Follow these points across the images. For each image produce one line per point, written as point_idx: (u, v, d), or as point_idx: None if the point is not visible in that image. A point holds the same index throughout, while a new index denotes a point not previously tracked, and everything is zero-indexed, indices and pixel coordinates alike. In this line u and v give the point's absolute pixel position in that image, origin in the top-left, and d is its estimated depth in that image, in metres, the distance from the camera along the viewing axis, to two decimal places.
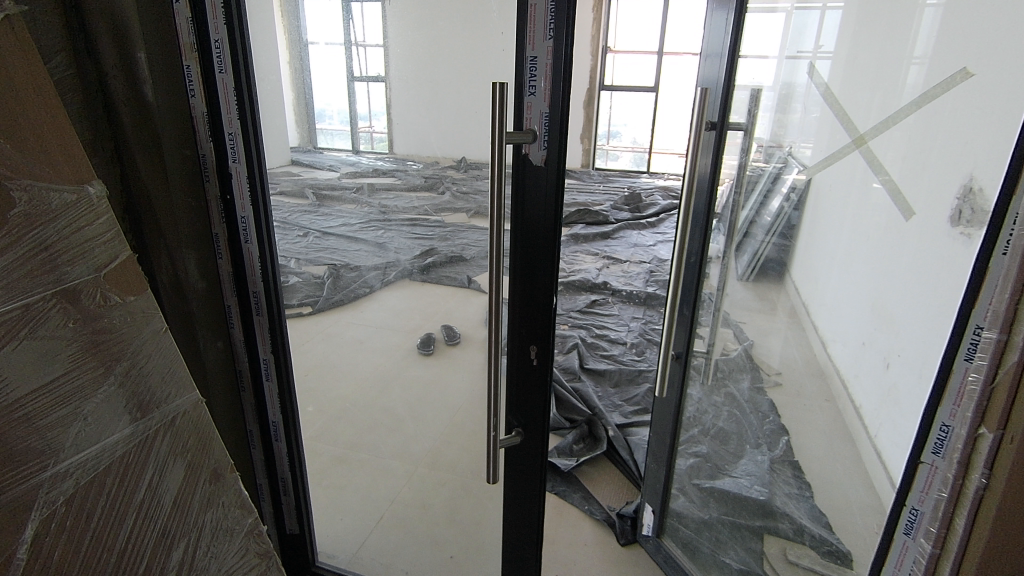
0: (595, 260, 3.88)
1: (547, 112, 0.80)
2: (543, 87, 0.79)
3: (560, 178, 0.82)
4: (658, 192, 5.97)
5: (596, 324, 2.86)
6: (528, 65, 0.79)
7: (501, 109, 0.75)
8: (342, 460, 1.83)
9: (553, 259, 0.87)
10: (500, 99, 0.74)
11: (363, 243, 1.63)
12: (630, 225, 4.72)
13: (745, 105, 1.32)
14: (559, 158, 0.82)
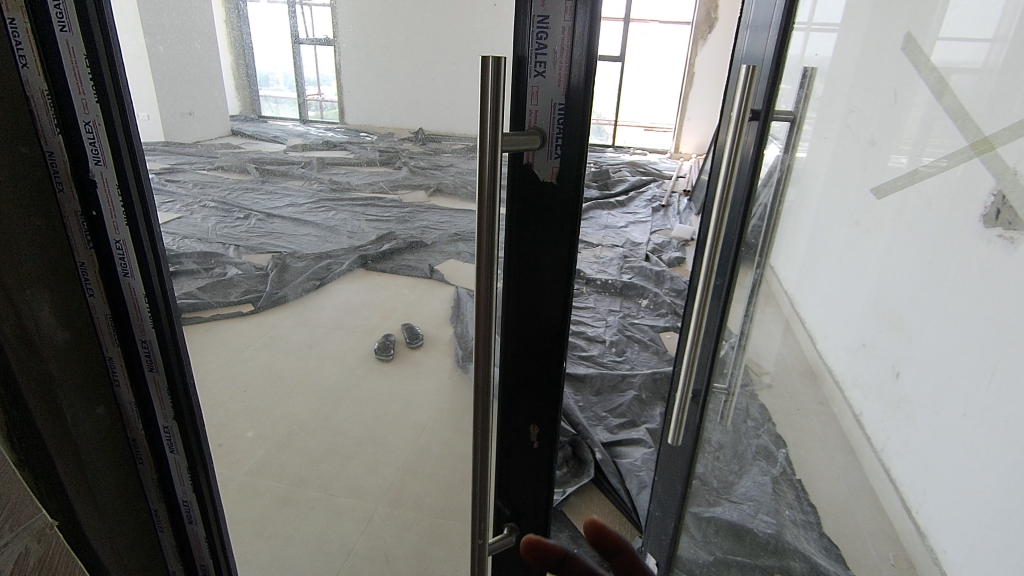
0: None
1: (564, 101, 0.56)
2: (562, 59, 0.54)
3: (576, 198, 0.59)
4: (626, 168, 5.76)
5: (571, 320, 2.64)
6: (533, 26, 0.53)
7: (496, 101, 0.48)
8: (290, 498, 1.56)
9: (566, 304, 0.64)
10: (493, 84, 0.47)
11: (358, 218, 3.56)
12: (598, 204, 4.50)
13: (795, 87, 0.86)
14: (580, 168, 0.59)
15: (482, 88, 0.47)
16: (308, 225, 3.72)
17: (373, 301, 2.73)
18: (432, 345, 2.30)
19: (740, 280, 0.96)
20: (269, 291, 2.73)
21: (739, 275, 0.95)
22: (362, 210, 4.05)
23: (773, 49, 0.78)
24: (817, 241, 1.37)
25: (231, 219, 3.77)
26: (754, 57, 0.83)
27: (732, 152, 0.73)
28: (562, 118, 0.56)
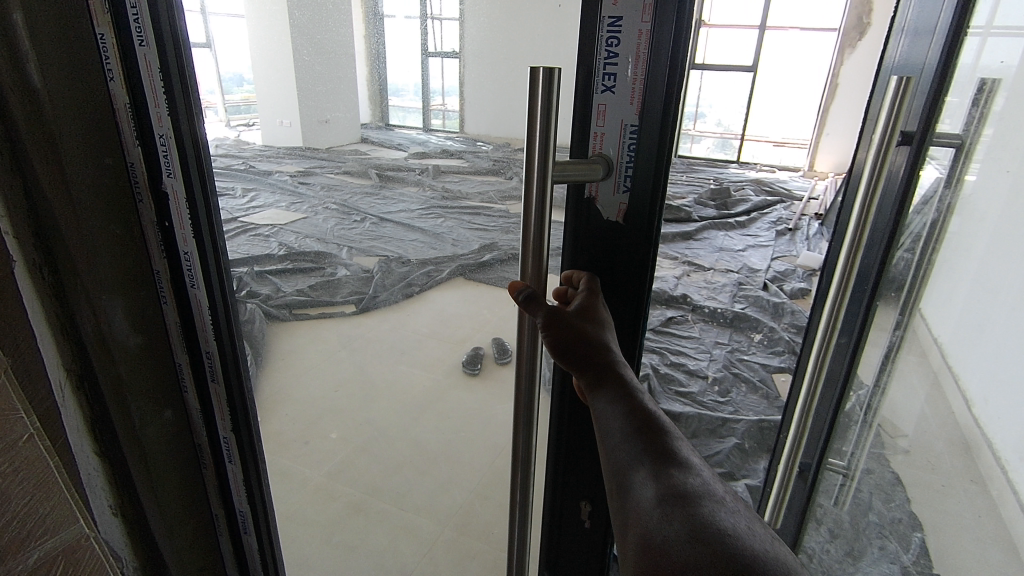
0: (674, 265, 3.43)
1: (638, 119, 0.61)
2: (637, 75, 0.60)
3: (648, 221, 0.67)
4: (749, 186, 5.35)
5: (672, 349, 2.45)
6: (604, 42, 0.60)
7: (546, 118, 0.47)
8: (361, 503, 1.56)
9: (634, 326, 0.74)
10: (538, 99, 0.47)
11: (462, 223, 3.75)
12: (715, 224, 4.20)
13: (966, 103, 0.67)
14: (655, 190, 0.65)
15: (530, 98, 0.47)
16: (417, 231, 3.85)
17: (468, 312, 2.74)
18: None
19: (877, 321, 0.74)
20: (372, 293, 2.83)
21: (877, 313, 0.72)
22: (470, 219, 4.12)
23: (942, 50, 0.59)
24: (980, 289, 1.13)
25: (349, 222, 4.01)
26: (913, 62, 0.65)
27: (880, 160, 0.63)
28: (636, 134, 0.62)
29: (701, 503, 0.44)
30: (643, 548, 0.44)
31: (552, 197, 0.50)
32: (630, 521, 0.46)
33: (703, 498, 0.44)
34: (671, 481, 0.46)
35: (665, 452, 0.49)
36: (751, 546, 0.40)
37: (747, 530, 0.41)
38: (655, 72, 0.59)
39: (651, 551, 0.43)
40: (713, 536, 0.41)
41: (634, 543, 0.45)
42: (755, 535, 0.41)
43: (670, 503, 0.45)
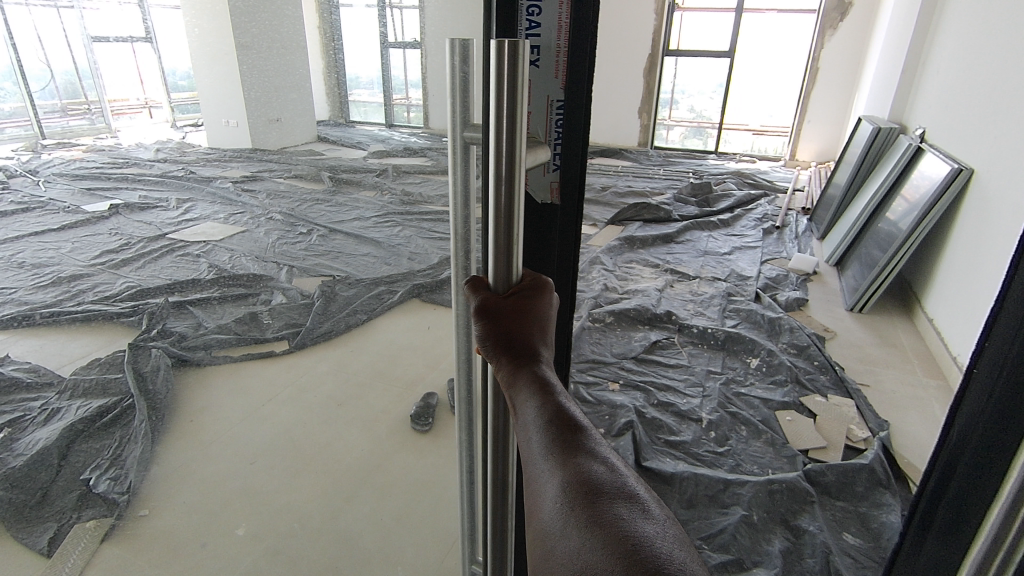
0: (656, 274, 3.08)
1: (563, 94, 0.75)
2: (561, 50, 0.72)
3: (576, 185, 0.85)
4: (731, 178, 5.05)
5: (657, 384, 2.09)
6: (525, 12, 0.68)
7: (512, 80, 0.50)
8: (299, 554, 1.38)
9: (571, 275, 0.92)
10: (510, 88, 0.50)
11: (423, 249, 3.36)
12: (698, 223, 3.87)
13: None
14: (568, 168, 0.83)
15: (499, 71, 0.49)
16: (369, 243, 3.44)
17: (422, 345, 2.36)
18: None
19: None
20: (307, 326, 2.41)
21: None
22: (430, 228, 3.76)
23: None
24: None
25: (293, 234, 3.58)
26: None
27: None
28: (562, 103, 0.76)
29: (603, 493, 0.40)
30: (542, 535, 0.40)
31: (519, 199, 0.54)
32: (535, 511, 0.43)
33: (611, 491, 0.40)
34: (576, 471, 0.43)
35: (578, 444, 0.45)
36: (650, 534, 0.36)
37: (644, 522, 0.37)
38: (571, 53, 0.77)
39: (548, 544, 0.40)
40: (611, 521, 0.38)
41: (537, 536, 0.42)
42: (657, 528, 0.37)
43: (572, 490, 0.41)
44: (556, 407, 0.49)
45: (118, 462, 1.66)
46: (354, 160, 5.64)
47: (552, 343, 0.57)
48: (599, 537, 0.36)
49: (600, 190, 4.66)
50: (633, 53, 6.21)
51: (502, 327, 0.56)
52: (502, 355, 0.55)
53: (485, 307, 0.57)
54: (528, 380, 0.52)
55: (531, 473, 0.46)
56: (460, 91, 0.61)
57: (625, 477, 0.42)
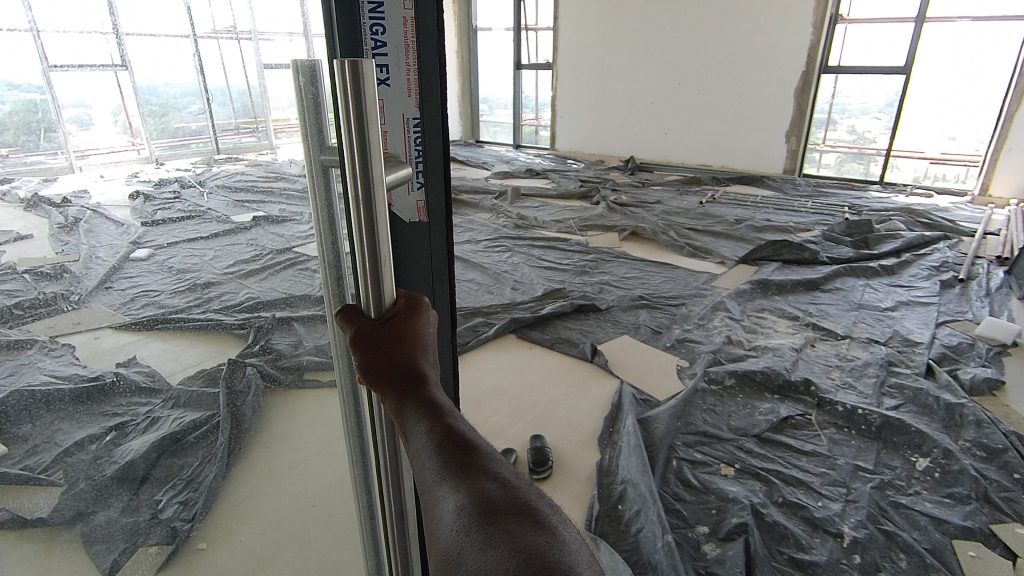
0: (794, 329, 2.61)
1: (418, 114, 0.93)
2: (410, 73, 0.89)
3: (437, 200, 1.06)
4: (900, 215, 4.28)
5: (786, 477, 1.69)
6: (371, 31, 0.76)
7: (358, 104, 0.48)
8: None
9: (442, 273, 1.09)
10: (356, 108, 0.48)
11: (528, 278, 3.19)
12: (852, 268, 3.28)
13: None
14: (437, 181, 1.05)
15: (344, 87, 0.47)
16: (476, 269, 3.36)
17: (509, 390, 2.16)
18: (558, 487, 1.67)
19: None
20: None
21: None
22: (540, 255, 3.59)
23: None
24: None
25: None
26: None
27: None
28: (418, 121, 0.94)
29: (498, 511, 0.47)
30: (443, 558, 0.46)
31: (377, 216, 0.53)
32: (435, 530, 0.49)
33: (506, 511, 0.47)
34: (473, 492, 0.49)
35: (471, 465, 0.52)
36: (541, 547, 0.44)
37: (535, 535, 0.45)
38: (422, 73, 0.94)
39: (451, 563, 0.45)
40: (505, 538, 0.45)
41: (438, 555, 0.47)
42: (541, 533, 0.46)
43: (471, 514, 0.47)
44: (446, 431, 0.54)
45: (193, 484, 1.62)
46: (477, 180, 5.67)
47: (431, 361, 0.62)
48: (497, 557, 0.43)
49: (733, 222, 4.17)
50: (784, 71, 5.57)
51: (377, 353, 0.58)
52: (386, 383, 0.58)
53: (360, 335, 0.57)
54: (415, 406, 0.56)
55: (430, 497, 0.51)
56: (309, 110, 0.65)
57: (516, 491, 0.50)
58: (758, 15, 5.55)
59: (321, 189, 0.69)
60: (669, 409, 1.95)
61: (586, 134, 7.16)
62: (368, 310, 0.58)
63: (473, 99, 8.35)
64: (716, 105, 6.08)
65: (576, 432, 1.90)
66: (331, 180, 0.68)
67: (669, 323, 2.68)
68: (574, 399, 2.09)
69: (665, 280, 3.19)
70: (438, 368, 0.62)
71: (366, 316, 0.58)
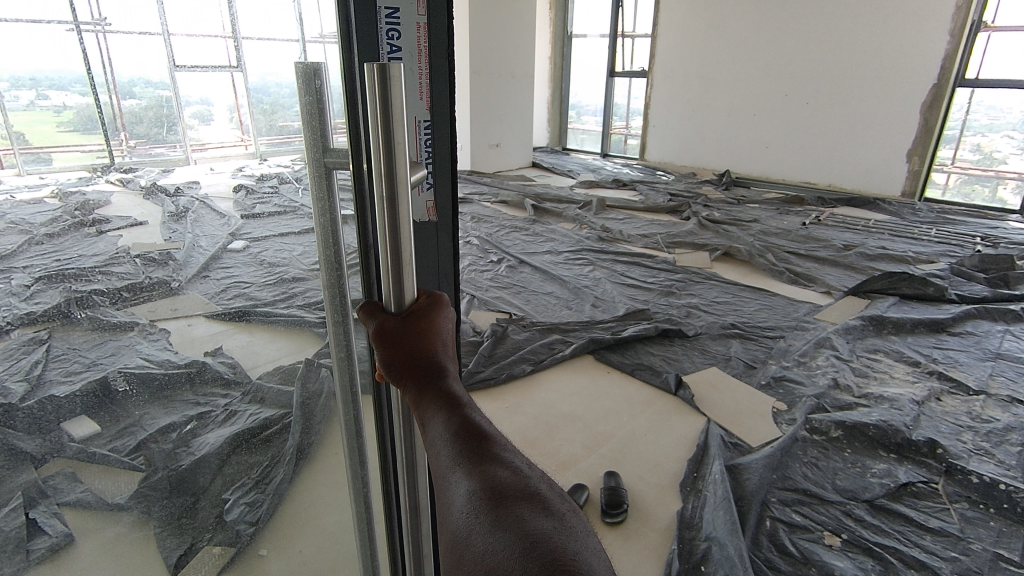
0: (914, 377, 2.29)
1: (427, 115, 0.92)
2: (422, 78, 0.88)
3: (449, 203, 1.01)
4: None
5: (906, 557, 1.44)
6: (386, 35, 0.77)
7: (382, 106, 0.51)
8: None
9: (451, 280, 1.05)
10: (381, 109, 0.51)
11: (609, 296, 3.03)
12: (988, 311, 2.85)
13: None
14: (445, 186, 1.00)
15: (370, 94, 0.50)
16: (555, 282, 3.24)
17: (581, 416, 2.03)
18: (635, 534, 1.51)
19: None
20: (470, 368, 2.26)
21: None
22: (623, 271, 3.42)
23: None
24: None
25: (484, 262, 3.57)
26: None
27: None
28: (429, 123, 0.92)
29: (508, 496, 0.46)
30: (453, 543, 0.46)
31: (398, 217, 0.56)
32: (447, 516, 0.48)
33: (515, 495, 0.46)
34: (484, 478, 0.48)
35: (485, 453, 0.51)
36: (547, 533, 0.43)
37: (542, 521, 0.44)
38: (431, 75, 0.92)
39: (459, 547, 0.45)
40: (512, 523, 0.44)
41: (448, 540, 0.47)
42: (549, 522, 0.44)
43: (481, 498, 0.46)
44: (462, 421, 0.53)
45: (260, 485, 1.61)
46: (562, 189, 5.55)
47: (452, 352, 0.62)
48: (505, 541, 0.42)
49: (841, 247, 3.79)
50: (909, 82, 5.06)
51: (398, 343, 0.59)
52: (404, 372, 0.58)
53: (381, 325, 0.59)
54: (433, 397, 0.56)
55: (443, 484, 0.50)
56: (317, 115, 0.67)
57: (528, 478, 0.49)
58: (882, 22, 5.08)
59: (322, 191, 0.71)
60: (763, 459, 1.74)
61: (678, 145, 6.87)
62: (391, 302, 0.59)
63: (563, 106, 8.26)
64: (825, 119, 5.61)
65: (650, 468, 1.76)
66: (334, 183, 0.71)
67: (765, 358, 2.43)
68: (651, 431, 1.94)
69: (760, 309, 2.92)
70: (459, 361, 0.62)
71: (387, 309, 0.61)
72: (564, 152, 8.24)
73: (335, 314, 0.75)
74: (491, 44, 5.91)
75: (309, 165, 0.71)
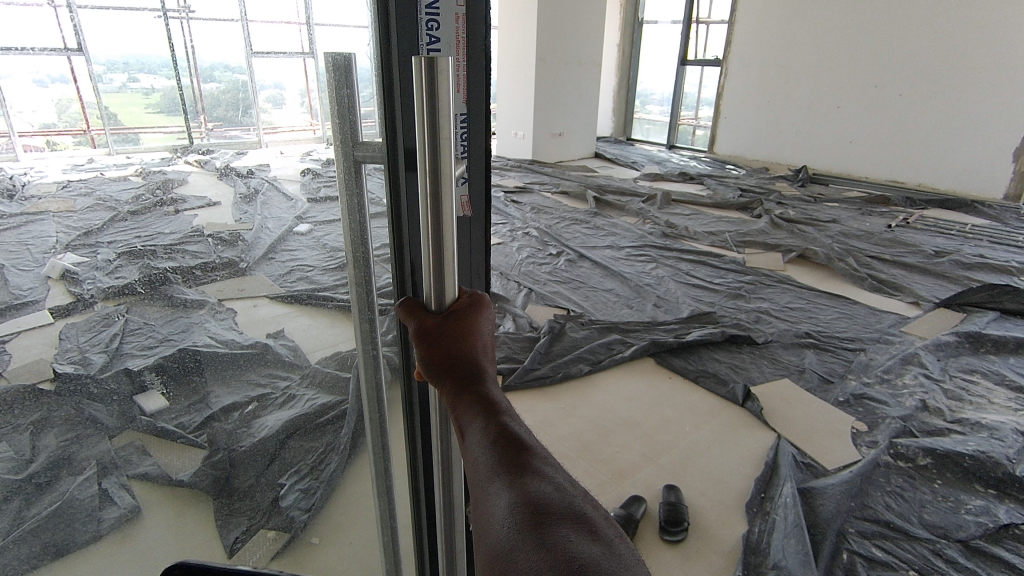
0: (1018, 403, 2.06)
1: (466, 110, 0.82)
2: (460, 69, 0.79)
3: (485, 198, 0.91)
4: None
5: None
6: (425, 26, 0.68)
7: (430, 100, 0.48)
8: None
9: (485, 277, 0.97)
10: (428, 102, 0.48)
11: (673, 296, 2.91)
12: None
13: None
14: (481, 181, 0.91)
15: (420, 91, 0.48)
16: (616, 278, 3.14)
17: (638, 421, 1.95)
18: (696, 554, 1.43)
19: None
20: (526, 364, 2.21)
21: None
22: (688, 270, 3.27)
23: None
24: None
25: (543, 255, 3.50)
26: None
27: None
28: (466, 117, 0.83)
29: (552, 513, 0.43)
30: (490, 557, 0.42)
31: (437, 217, 0.53)
32: (484, 527, 0.45)
33: (558, 513, 0.43)
34: (525, 489, 0.45)
35: (526, 464, 0.48)
36: (591, 556, 0.40)
37: (585, 544, 0.41)
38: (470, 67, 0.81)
39: (497, 563, 0.42)
40: (555, 543, 0.40)
41: (484, 553, 0.44)
42: (593, 546, 0.41)
43: (521, 512, 0.43)
44: (500, 429, 0.51)
45: (315, 471, 1.62)
46: (625, 181, 5.40)
47: (493, 358, 0.59)
48: (546, 558, 0.39)
49: (932, 254, 3.48)
50: (1020, 73, 4.58)
51: (438, 344, 0.56)
52: (442, 375, 0.55)
53: (422, 326, 0.56)
54: (472, 402, 0.53)
55: (481, 492, 0.48)
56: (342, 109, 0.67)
57: (570, 496, 0.46)
58: (992, 5, 4.60)
59: (351, 185, 0.72)
60: (841, 484, 1.61)
61: (750, 138, 6.54)
62: (431, 302, 0.57)
63: (629, 95, 8.02)
64: (918, 113, 5.18)
65: (711, 481, 1.67)
66: (363, 177, 0.72)
67: (843, 372, 2.26)
68: (712, 443, 1.84)
69: (839, 318, 2.72)
70: (498, 365, 0.59)
71: (426, 305, 0.58)
72: (629, 143, 8.02)
73: (361, 305, 0.77)
74: (559, 30, 5.77)
75: (337, 158, 0.72)
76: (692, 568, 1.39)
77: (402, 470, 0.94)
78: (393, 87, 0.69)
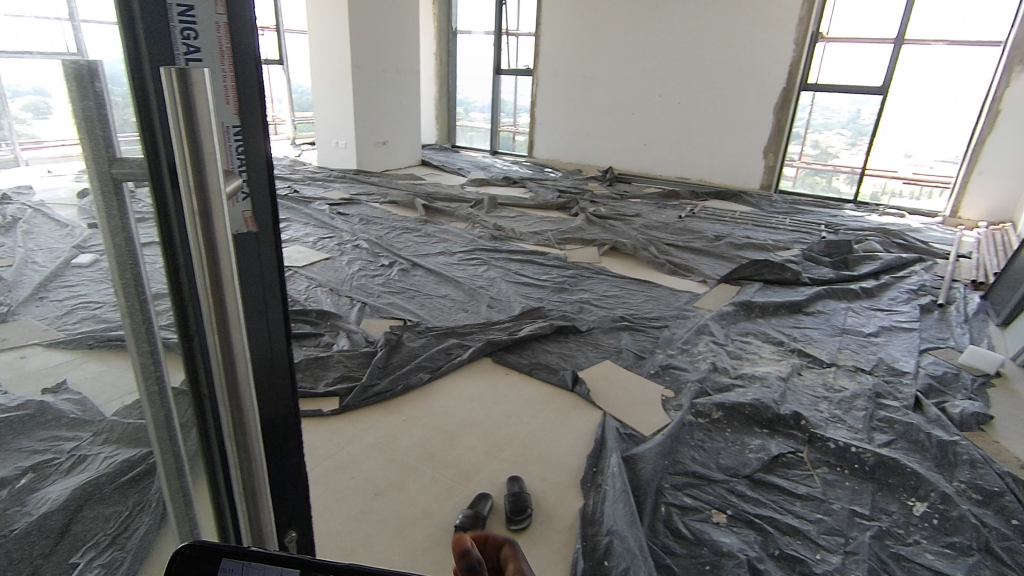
0: (780, 355, 2.53)
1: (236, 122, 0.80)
2: (227, 80, 0.79)
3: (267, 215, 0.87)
4: (877, 235, 4.28)
5: (782, 525, 1.58)
6: (180, 35, 0.68)
7: (189, 112, 0.45)
8: None
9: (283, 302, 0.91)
10: (183, 114, 0.45)
11: (504, 296, 3.05)
12: (835, 290, 3.23)
13: None
14: (265, 197, 0.87)
15: (167, 98, 0.44)
16: (450, 284, 3.20)
17: (480, 421, 2.02)
18: (539, 538, 1.52)
19: None
20: (363, 381, 2.15)
21: None
22: (517, 270, 3.45)
23: None
24: None
25: (375, 266, 3.43)
26: None
27: None
28: (239, 129, 0.81)
29: None
30: None
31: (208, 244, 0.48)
32: None
33: None
34: None
35: None
36: None
37: None
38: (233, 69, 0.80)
39: None
40: None
41: None
42: None
43: None
44: None
45: (118, 542, 1.41)
46: (452, 187, 5.51)
47: None
48: None
49: (713, 238, 4.11)
50: (761, 86, 5.60)
51: None
52: None
53: None
54: None
55: None
56: (90, 127, 0.60)
57: None
58: (739, 30, 5.56)
59: (111, 207, 0.64)
60: (656, 447, 1.82)
61: (563, 142, 7.08)
62: None
63: (450, 102, 8.17)
64: (693, 119, 6.06)
65: (549, 467, 1.79)
66: (124, 197, 0.64)
67: (652, 348, 2.57)
68: (548, 431, 1.97)
69: (646, 300, 3.08)
70: None
71: None
72: (454, 150, 8.18)
73: (137, 338, 0.68)
74: (373, 37, 5.68)
75: (87, 175, 0.63)
76: (538, 554, 1.47)
77: (212, 525, 0.83)
78: (150, 98, 0.65)
